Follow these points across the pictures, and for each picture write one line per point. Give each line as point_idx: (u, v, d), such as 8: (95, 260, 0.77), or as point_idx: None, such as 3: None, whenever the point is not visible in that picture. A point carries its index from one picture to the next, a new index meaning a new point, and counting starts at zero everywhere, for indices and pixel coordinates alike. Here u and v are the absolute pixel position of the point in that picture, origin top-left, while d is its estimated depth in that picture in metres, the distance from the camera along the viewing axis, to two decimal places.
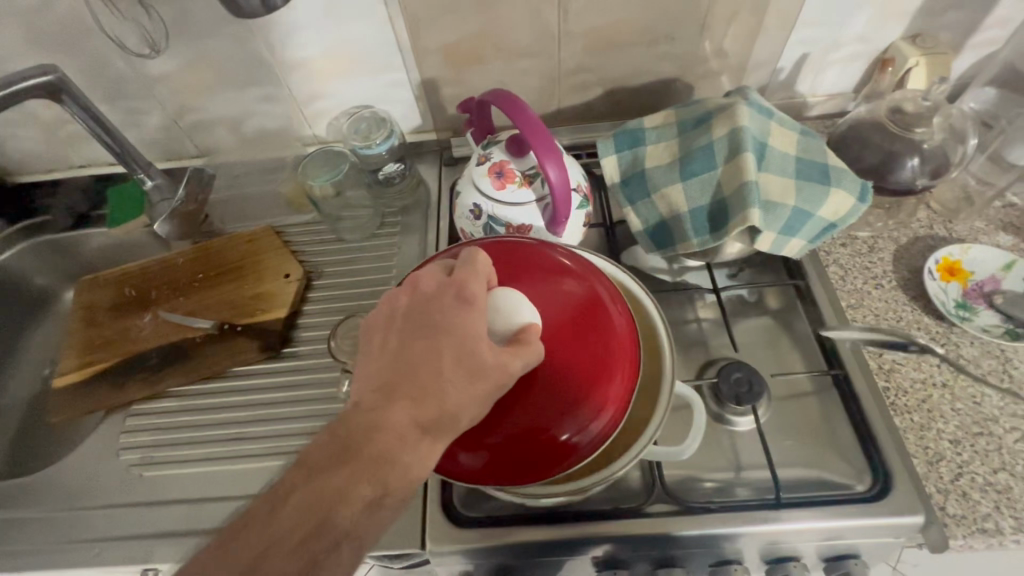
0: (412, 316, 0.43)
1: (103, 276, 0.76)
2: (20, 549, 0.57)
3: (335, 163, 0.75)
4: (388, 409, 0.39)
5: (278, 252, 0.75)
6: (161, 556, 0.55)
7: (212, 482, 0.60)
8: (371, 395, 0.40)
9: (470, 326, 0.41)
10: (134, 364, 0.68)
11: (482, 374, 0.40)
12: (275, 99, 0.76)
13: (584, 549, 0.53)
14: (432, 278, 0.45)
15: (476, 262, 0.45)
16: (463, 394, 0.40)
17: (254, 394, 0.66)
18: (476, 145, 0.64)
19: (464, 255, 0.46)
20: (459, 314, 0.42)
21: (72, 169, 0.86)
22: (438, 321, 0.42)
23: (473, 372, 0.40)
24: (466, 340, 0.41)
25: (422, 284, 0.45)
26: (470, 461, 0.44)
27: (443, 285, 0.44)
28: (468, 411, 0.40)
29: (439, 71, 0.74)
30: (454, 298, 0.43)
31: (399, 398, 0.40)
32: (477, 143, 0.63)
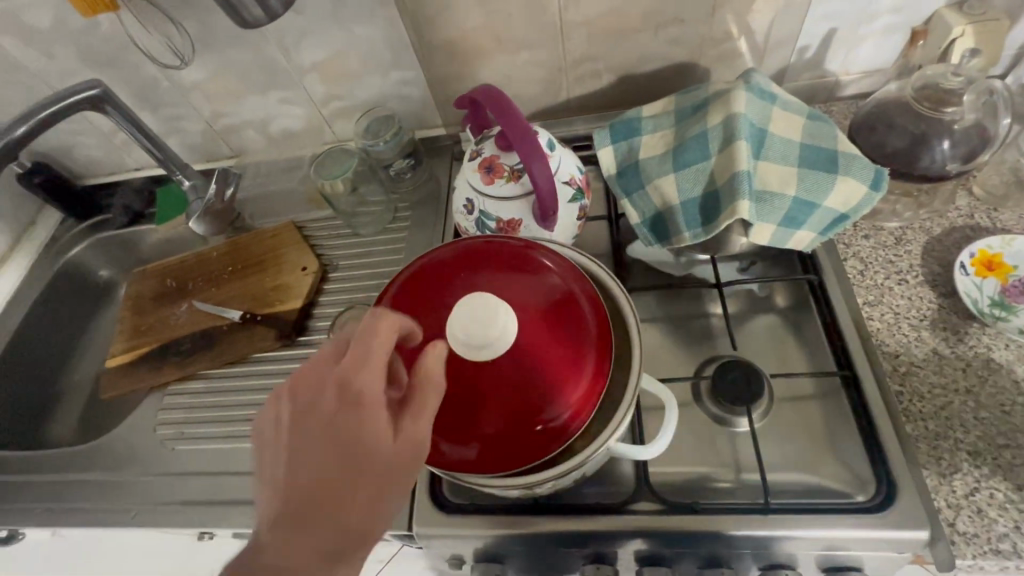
0: (300, 428, 0.36)
1: (151, 269, 0.84)
2: (76, 507, 0.66)
3: (341, 160, 0.79)
4: (287, 546, 0.32)
5: (298, 246, 0.80)
6: (190, 521, 0.61)
7: (233, 458, 0.66)
8: (265, 531, 0.33)
9: (367, 426, 0.35)
10: (170, 348, 0.75)
11: (389, 478, 0.35)
12: (295, 101, 0.81)
13: (567, 542, 0.53)
14: (321, 373, 0.37)
15: (367, 348, 0.37)
16: (367, 505, 0.34)
17: (270, 379, 0.71)
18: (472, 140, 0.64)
19: (357, 337, 0.38)
20: (354, 419, 0.35)
21: (127, 172, 0.95)
22: (330, 432, 0.35)
23: (376, 478, 0.34)
24: (364, 445, 0.34)
25: (310, 383, 0.37)
26: (458, 451, 0.43)
27: (332, 383, 0.36)
28: (377, 520, 0.34)
29: (445, 68, 0.75)
30: (344, 395, 0.36)
31: (300, 528, 0.33)
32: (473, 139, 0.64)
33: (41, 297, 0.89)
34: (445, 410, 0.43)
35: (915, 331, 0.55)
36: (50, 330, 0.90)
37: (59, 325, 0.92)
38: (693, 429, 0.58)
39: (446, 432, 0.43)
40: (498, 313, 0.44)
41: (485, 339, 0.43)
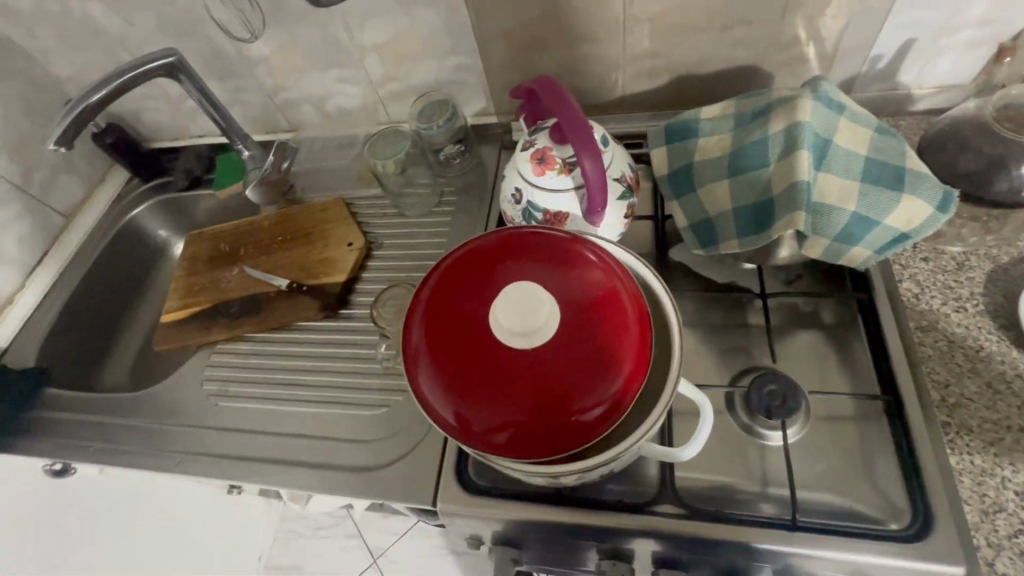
0: None
1: (207, 232, 0.88)
2: (127, 448, 0.71)
3: (393, 142, 0.81)
4: None
5: (345, 222, 0.82)
6: (231, 472, 0.65)
7: (271, 418, 0.69)
8: None
9: None
10: (219, 309, 0.78)
11: None
12: (353, 80, 0.83)
13: (588, 534, 0.54)
14: None
15: None
16: None
17: (311, 348, 0.74)
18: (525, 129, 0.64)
19: None
20: None
21: (191, 138, 1.01)
22: None
23: None
24: None
25: None
26: (492, 437, 0.44)
27: None
28: None
29: (503, 56, 0.76)
30: None
31: None
32: (527, 128, 0.64)
33: (107, 250, 0.95)
34: (482, 395, 0.44)
35: (969, 362, 0.53)
36: (114, 282, 0.96)
37: (123, 278, 0.98)
38: (722, 438, 0.57)
39: (483, 415, 0.44)
40: (540, 305, 0.45)
41: (526, 328, 0.44)
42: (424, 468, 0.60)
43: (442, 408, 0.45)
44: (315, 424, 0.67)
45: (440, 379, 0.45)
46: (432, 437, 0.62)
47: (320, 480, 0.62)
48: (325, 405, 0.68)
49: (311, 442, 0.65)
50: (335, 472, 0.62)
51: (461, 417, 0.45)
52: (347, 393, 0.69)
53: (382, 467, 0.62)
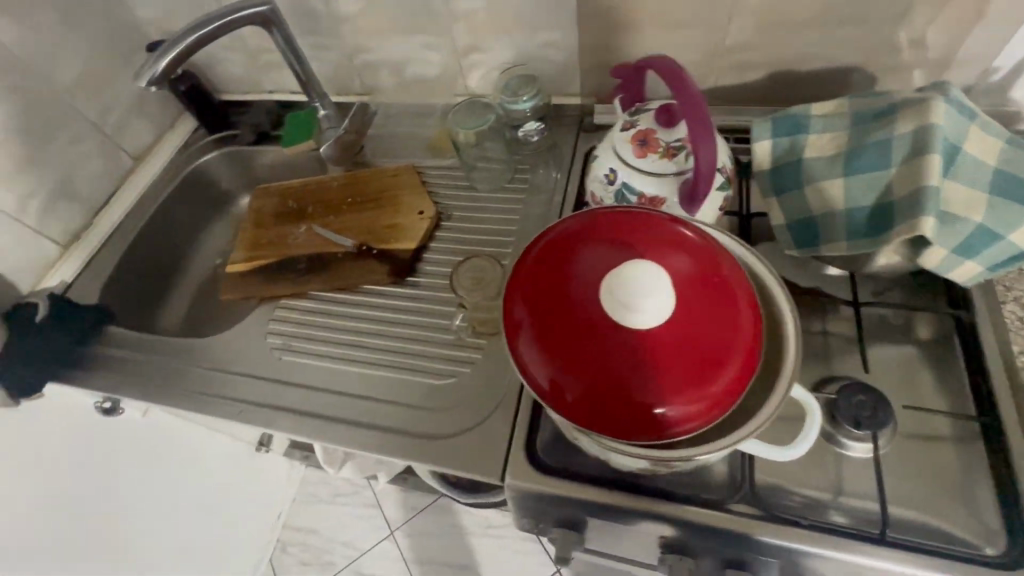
0: None
1: (275, 187, 0.87)
2: (188, 392, 0.72)
3: (477, 113, 0.80)
4: None
5: (416, 190, 0.81)
6: (281, 425, 0.66)
7: (330, 377, 0.69)
8: None
9: None
10: (286, 265, 0.78)
11: None
12: (438, 47, 0.82)
13: (659, 526, 0.53)
14: None
15: None
16: None
17: (377, 312, 0.73)
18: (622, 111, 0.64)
19: None
20: None
21: (262, 93, 1.01)
22: None
23: None
24: None
25: None
26: (589, 410, 0.43)
27: None
28: None
29: (598, 35, 0.74)
30: None
31: None
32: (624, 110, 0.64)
33: (170, 197, 0.95)
34: (585, 367, 0.43)
35: None
36: (173, 229, 0.97)
37: (182, 226, 0.98)
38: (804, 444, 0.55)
39: (581, 387, 0.43)
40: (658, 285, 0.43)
41: (645, 310, 0.42)
42: (491, 443, 0.60)
43: (541, 376, 0.44)
44: (378, 388, 0.67)
45: (543, 347, 0.44)
46: (498, 412, 0.62)
47: (382, 443, 0.62)
48: (388, 369, 0.68)
49: (373, 405, 0.65)
50: (398, 438, 0.62)
51: (559, 387, 0.44)
52: (410, 360, 0.68)
53: (445, 438, 0.61)
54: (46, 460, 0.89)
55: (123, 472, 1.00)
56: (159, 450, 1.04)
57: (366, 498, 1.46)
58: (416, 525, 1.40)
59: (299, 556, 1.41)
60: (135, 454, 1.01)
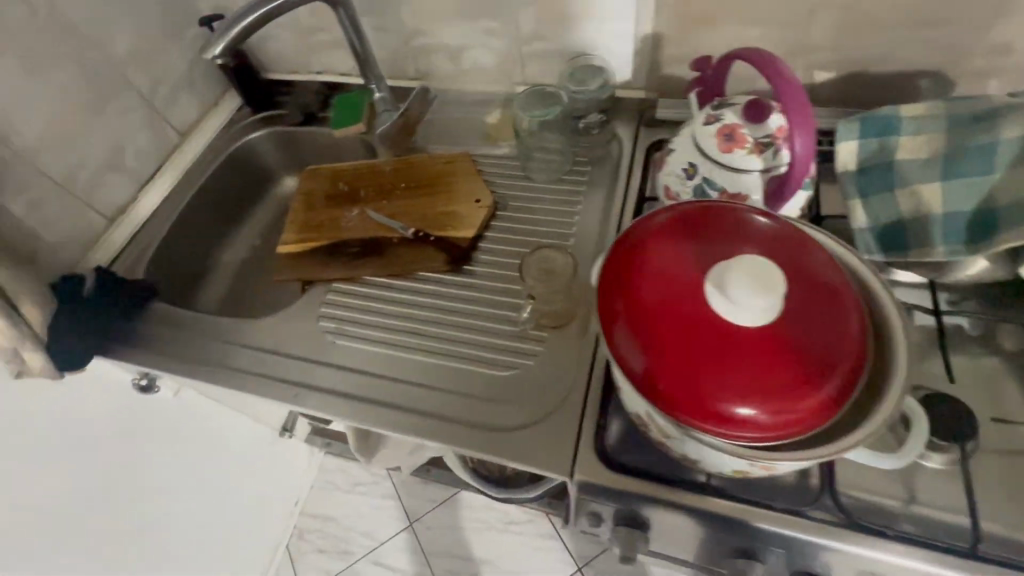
0: None
1: (324, 168, 0.86)
2: (240, 371, 0.71)
3: (552, 99, 0.78)
4: None
5: (473, 177, 0.80)
6: (335, 409, 0.65)
7: (386, 364, 0.68)
8: None
9: None
10: (340, 248, 0.76)
11: None
12: (500, 34, 0.81)
13: (735, 531, 0.52)
14: None
15: None
16: None
17: (434, 300, 0.72)
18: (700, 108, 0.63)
19: None
20: None
21: (310, 74, 0.99)
22: None
23: None
24: None
25: None
26: (684, 402, 0.42)
27: None
28: None
29: (669, 28, 0.73)
30: None
31: None
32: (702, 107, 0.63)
33: (215, 174, 0.94)
34: (686, 358, 0.42)
35: None
36: (216, 207, 0.96)
37: (224, 205, 0.97)
38: None
39: (680, 379, 0.42)
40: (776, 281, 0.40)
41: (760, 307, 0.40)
42: (556, 437, 0.59)
43: (635, 363, 0.43)
44: (436, 377, 0.66)
45: (639, 334, 0.43)
46: (562, 406, 0.61)
47: (444, 434, 0.61)
48: (444, 358, 0.67)
49: (431, 394, 0.65)
50: (461, 429, 0.61)
51: (654, 377, 0.43)
52: (469, 349, 0.67)
53: (509, 431, 0.60)
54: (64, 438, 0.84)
55: (148, 456, 0.96)
56: (174, 434, 1.01)
57: (384, 488, 1.45)
58: (435, 517, 1.39)
59: (316, 544, 1.40)
60: (157, 435, 0.98)
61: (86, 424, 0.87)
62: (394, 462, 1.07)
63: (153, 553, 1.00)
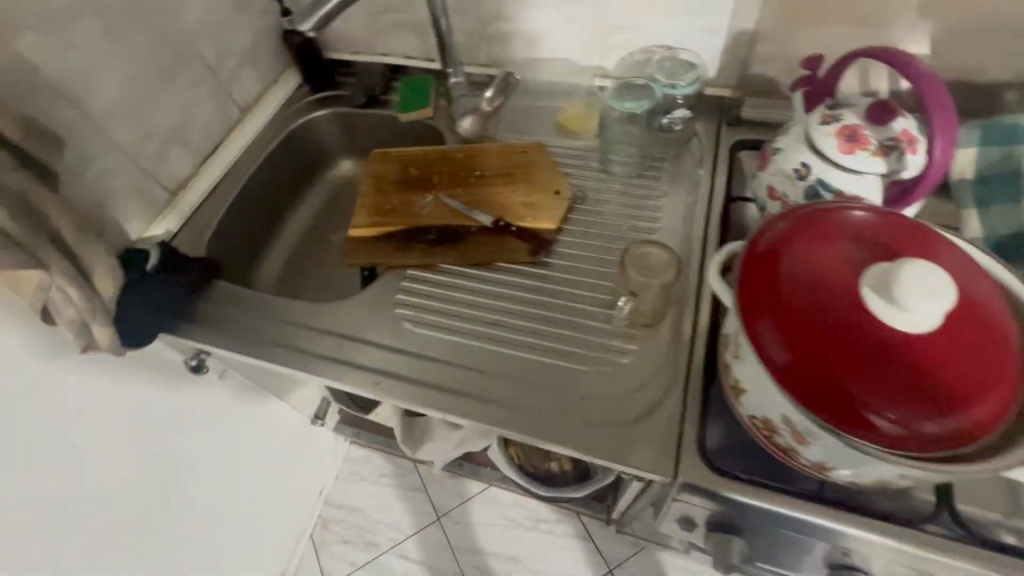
0: None
1: (393, 153, 0.84)
2: (313, 356, 0.69)
3: (638, 91, 0.74)
4: None
5: (551, 169, 0.78)
6: (415, 398, 0.64)
7: (467, 355, 0.66)
8: None
9: None
10: (416, 234, 0.75)
11: None
12: (583, 23, 0.79)
13: (843, 540, 0.51)
14: None
15: None
16: None
17: (515, 292, 0.70)
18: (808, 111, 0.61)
19: None
20: None
21: (374, 55, 0.97)
22: None
23: None
24: None
25: None
26: (832, 403, 0.40)
27: None
28: None
29: (764, 25, 0.71)
30: None
31: None
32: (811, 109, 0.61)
33: (274, 153, 0.92)
34: (836, 357, 0.41)
35: None
36: (274, 187, 0.94)
37: (281, 185, 0.95)
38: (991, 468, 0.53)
39: (828, 376, 0.41)
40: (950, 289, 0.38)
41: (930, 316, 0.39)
42: (651, 438, 0.58)
43: (778, 358, 0.42)
44: (519, 370, 0.65)
45: (783, 330, 0.43)
46: (655, 405, 0.60)
47: (532, 429, 0.60)
48: (527, 350, 0.66)
49: (517, 387, 0.63)
50: (548, 425, 0.60)
51: (798, 374, 0.42)
52: (553, 344, 0.66)
53: (600, 429, 0.59)
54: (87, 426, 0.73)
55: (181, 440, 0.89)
56: (198, 427, 0.94)
57: (412, 480, 1.43)
58: (463, 512, 1.38)
59: (341, 534, 1.38)
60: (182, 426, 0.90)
61: (110, 411, 0.76)
62: (437, 455, 1.06)
63: (163, 553, 0.90)
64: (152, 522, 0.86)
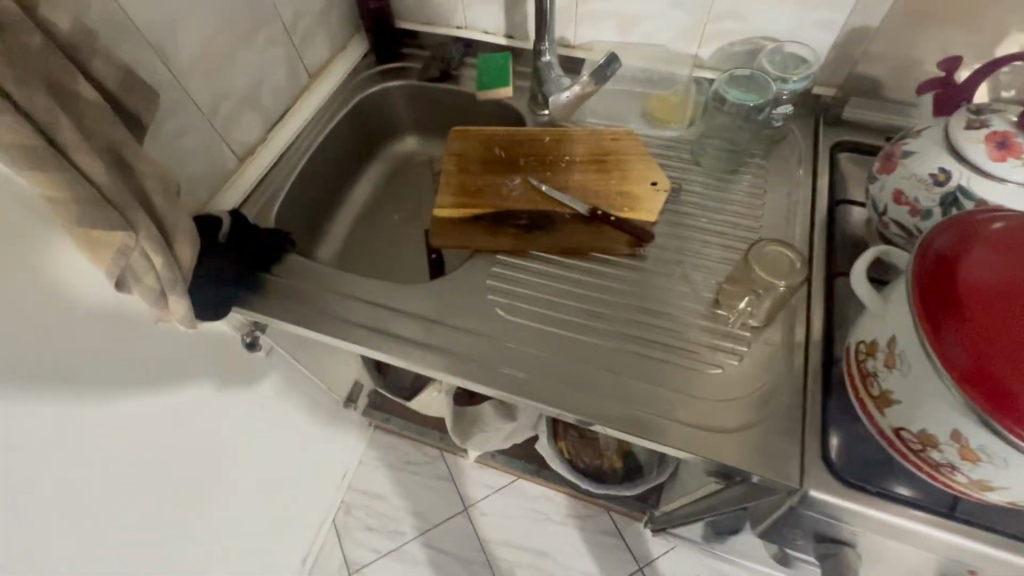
0: None
1: (475, 131, 0.79)
2: (399, 339, 0.65)
3: (757, 87, 0.72)
4: None
5: (645, 159, 0.75)
6: (512, 390, 0.61)
7: (563, 347, 0.64)
8: None
9: None
10: (507, 219, 0.71)
11: None
12: (687, 7, 0.75)
13: (973, 559, 0.50)
14: None
15: None
16: None
17: (611, 284, 0.67)
18: (938, 117, 0.60)
19: None
20: None
21: (448, 27, 0.91)
22: None
23: None
24: None
25: None
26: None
27: None
28: None
29: (883, 24, 0.69)
30: None
31: None
32: (943, 116, 0.60)
33: (342, 124, 0.88)
34: None
35: None
36: (338, 159, 0.89)
37: (343, 157, 0.90)
38: None
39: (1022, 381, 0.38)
40: None
41: None
42: (767, 443, 0.56)
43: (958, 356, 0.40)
44: (590, 355, 0.63)
45: (964, 327, 0.40)
46: (745, 404, 0.58)
47: (601, 413, 0.59)
48: (601, 336, 0.64)
49: (618, 381, 0.61)
50: (619, 411, 0.59)
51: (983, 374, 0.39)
52: (632, 331, 0.64)
53: (678, 421, 0.58)
54: (101, 415, 0.64)
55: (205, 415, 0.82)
56: (219, 422, 0.85)
57: (439, 469, 1.40)
58: (491, 504, 1.36)
59: (364, 521, 1.35)
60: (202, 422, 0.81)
61: (128, 394, 0.67)
62: (485, 447, 1.03)
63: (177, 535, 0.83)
64: (166, 501, 0.78)
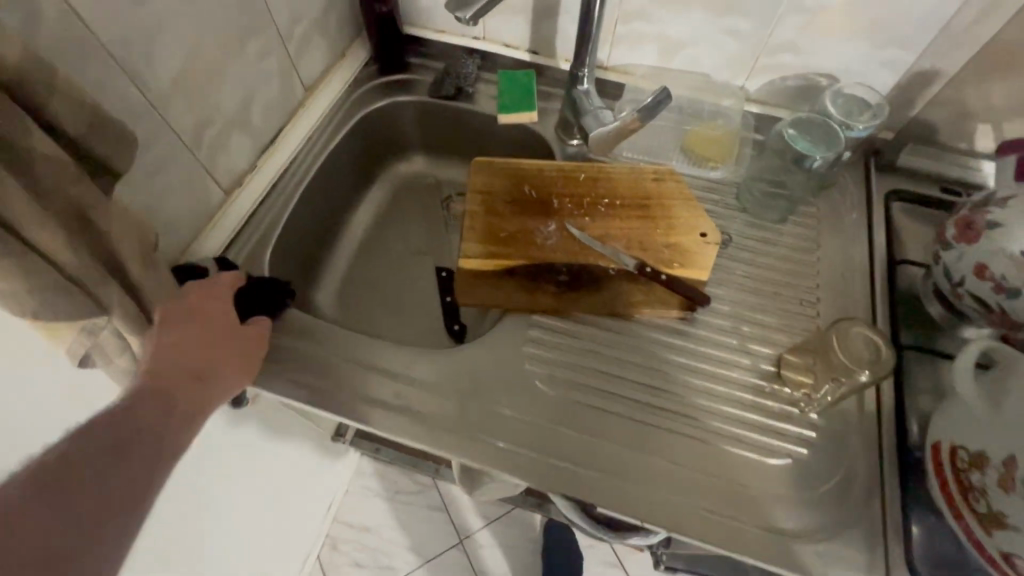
0: None
1: (501, 164, 0.70)
2: (423, 417, 0.57)
3: (821, 134, 0.65)
4: None
5: (691, 203, 0.67)
6: (553, 480, 0.54)
7: (608, 427, 0.56)
8: None
9: None
10: (544, 273, 0.63)
11: None
12: (741, 35, 0.68)
13: None
14: None
15: None
16: None
17: (660, 351, 0.60)
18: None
19: None
20: None
21: (462, 36, 0.81)
22: None
23: None
24: None
25: None
26: None
27: None
28: None
29: (953, 70, 0.63)
30: None
31: None
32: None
33: (342, 145, 0.77)
34: None
35: None
36: (336, 185, 0.79)
37: (343, 183, 0.80)
38: None
39: None
40: None
41: None
42: (842, 544, 0.51)
43: None
44: (621, 433, 0.56)
45: None
46: (797, 493, 0.53)
47: (645, 504, 0.53)
48: (629, 408, 0.57)
49: (670, 471, 0.54)
50: (642, 497, 0.53)
51: None
52: (663, 403, 0.58)
53: (711, 511, 0.52)
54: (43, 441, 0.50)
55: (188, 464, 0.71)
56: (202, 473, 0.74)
57: (431, 499, 1.33)
58: (486, 536, 1.29)
59: (352, 555, 1.26)
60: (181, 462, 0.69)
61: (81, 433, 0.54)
62: (493, 493, 0.96)
63: None
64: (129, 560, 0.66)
